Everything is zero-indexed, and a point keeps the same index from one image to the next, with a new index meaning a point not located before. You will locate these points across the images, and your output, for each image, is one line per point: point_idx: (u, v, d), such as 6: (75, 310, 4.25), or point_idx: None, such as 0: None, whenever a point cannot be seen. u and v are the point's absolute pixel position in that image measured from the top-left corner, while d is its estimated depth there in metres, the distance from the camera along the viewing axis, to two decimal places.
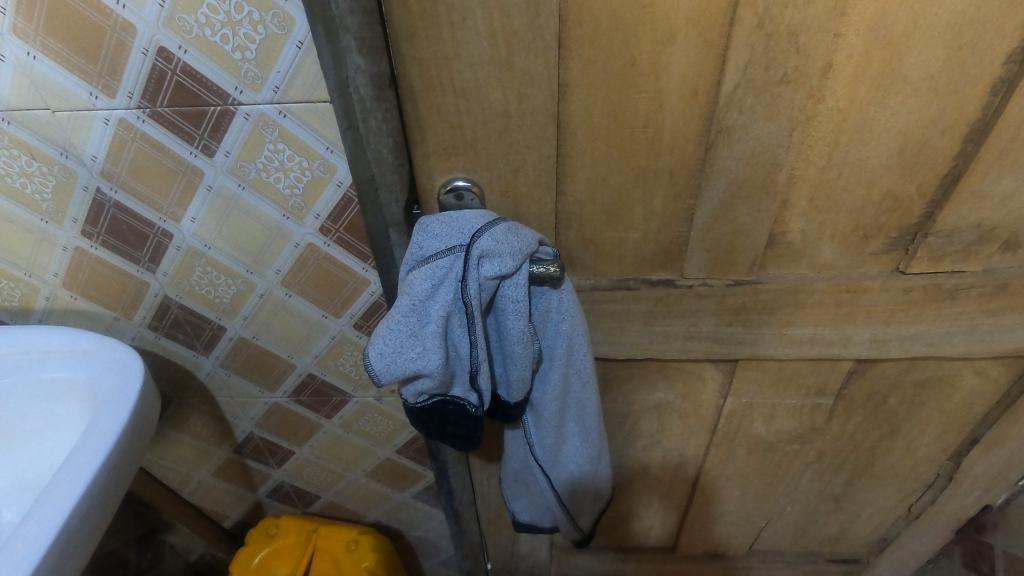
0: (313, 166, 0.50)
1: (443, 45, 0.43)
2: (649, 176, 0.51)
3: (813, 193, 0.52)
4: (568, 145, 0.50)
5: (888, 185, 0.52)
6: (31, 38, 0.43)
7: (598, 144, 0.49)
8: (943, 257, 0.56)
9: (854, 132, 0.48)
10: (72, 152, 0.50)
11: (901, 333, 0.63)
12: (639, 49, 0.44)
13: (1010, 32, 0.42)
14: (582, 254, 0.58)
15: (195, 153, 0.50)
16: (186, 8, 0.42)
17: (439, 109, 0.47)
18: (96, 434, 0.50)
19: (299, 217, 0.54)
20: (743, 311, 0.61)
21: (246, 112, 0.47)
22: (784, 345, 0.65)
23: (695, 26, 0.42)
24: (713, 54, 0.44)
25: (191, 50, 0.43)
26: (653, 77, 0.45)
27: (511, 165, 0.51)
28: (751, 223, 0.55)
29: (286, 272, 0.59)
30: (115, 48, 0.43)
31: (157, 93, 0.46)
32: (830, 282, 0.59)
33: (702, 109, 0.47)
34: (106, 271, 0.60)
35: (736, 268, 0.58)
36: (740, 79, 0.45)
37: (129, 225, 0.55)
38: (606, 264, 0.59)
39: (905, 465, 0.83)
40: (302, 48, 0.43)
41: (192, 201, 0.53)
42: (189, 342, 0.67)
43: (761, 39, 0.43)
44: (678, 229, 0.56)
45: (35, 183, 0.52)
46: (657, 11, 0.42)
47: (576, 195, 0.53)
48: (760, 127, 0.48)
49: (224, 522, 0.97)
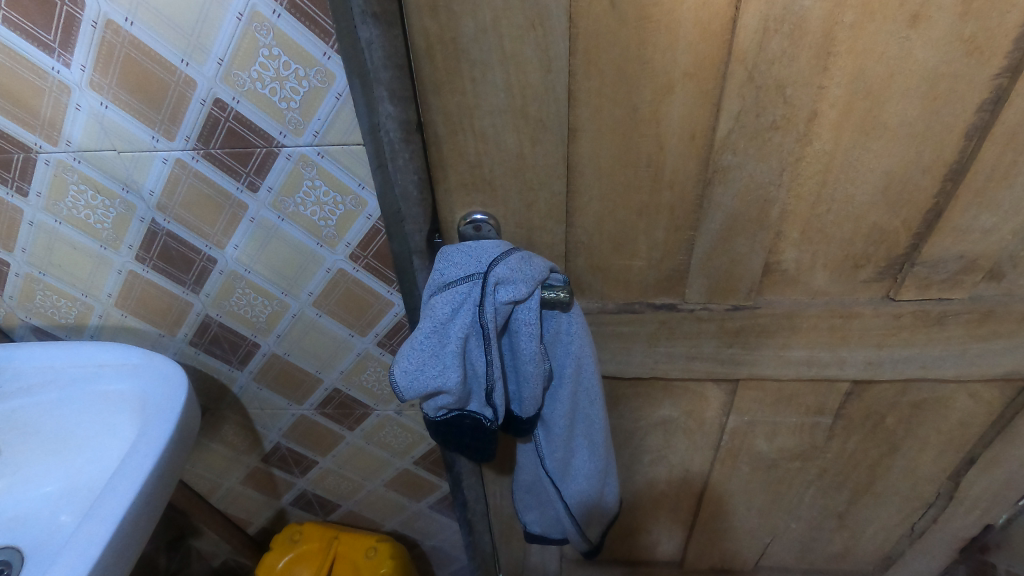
0: (346, 201, 0.56)
1: (464, 96, 0.49)
2: (651, 210, 0.56)
3: (805, 226, 0.57)
4: (578, 182, 0.54)
5: (875, 221, 0.56)
6: (104, 91, 0.49)
7: (605, 181, 0.54)
8: (930, 285, 0.60)
9: (840, 172, 0.52)
10: (133, 187, 0.56)
11: (894, 356, 0.66)
12: (641, 99, 0.48)
13: (979, 85, 0.46)
14: (590, 279, 0.63)
15: (241, 188, 0.55)
16: (241, 65, 0.47)
17: (460, 151, 0.52)
18: (148, 440, 0.55)
19: (332, 244, 0.60)
20: (741, 333, 0.65)
21: (288, 153, 0.52)
22: (781, 366, 0.68)
23: (690, 78, 0.47)
24: (708, 102, 0.48)
25: (243, 100, 0.49)
26: (654, 123, 0.50)
27: (524, 201, 0.56)
28: (748, 253, 0.59)
29: (317, 294, 0.64)
30: (177, 99, 0.49)
31: (211, 136, 0.51)
32: (824, 308, 0.63)
33: (699, 151, 0.51)
34: (155, 292, 0.66)
35: (734, 294, 0.62)
36: (733, 125, 0.49)
37: (178, 251, 0.61)
38: (613, 289, 0.63)
39: (905, 484, 0.85)
40: (340, 98, 0.49)
41: (236, 230, 0.59)
42: (225, 357, 0.73)
43: (751, 90, 0.47)
44: (679, 258, 0.60)
45: (98, 214, 0.59)
46: (656, 66, 0.46)
47: (585, 227, 0.58)
48: (753, 167, 0.52)
49: (249, 529, 1.02)
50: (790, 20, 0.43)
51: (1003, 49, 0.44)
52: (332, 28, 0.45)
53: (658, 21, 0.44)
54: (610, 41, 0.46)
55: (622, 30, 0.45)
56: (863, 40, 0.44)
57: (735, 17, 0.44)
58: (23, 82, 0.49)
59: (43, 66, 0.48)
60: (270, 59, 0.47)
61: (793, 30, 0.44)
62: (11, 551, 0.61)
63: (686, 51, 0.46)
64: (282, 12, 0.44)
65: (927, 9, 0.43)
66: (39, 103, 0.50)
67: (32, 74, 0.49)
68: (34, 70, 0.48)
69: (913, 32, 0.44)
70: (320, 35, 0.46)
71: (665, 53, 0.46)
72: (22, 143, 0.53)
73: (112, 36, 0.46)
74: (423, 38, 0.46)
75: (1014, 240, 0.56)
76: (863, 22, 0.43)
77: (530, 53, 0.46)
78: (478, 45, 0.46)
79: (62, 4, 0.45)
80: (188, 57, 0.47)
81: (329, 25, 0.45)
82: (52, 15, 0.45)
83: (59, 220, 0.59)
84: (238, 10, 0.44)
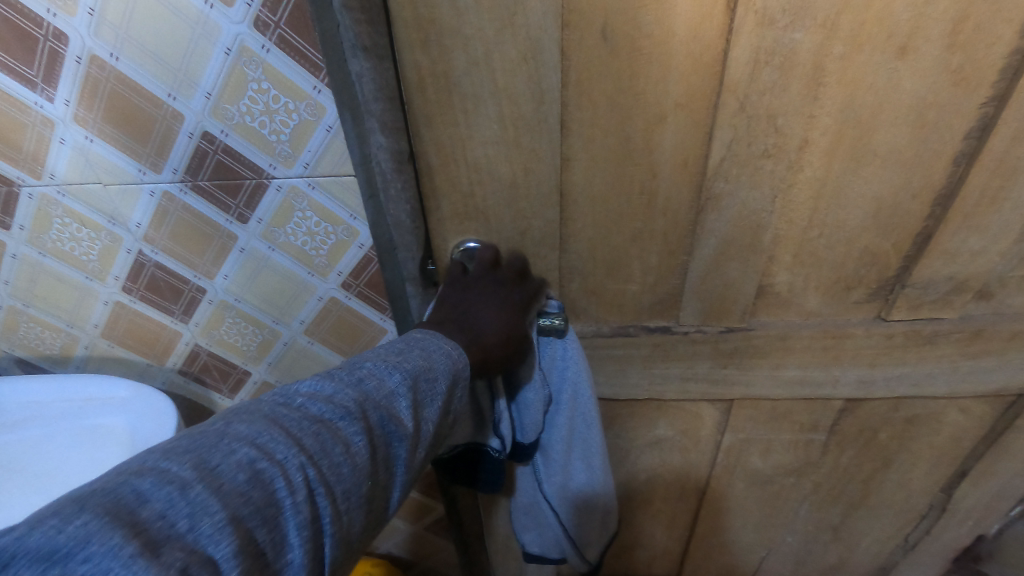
0: (338, 230, 0.56)
1: (457, 126, 0.48)
2: (645, 236, 0.56)
3: (797, 249, 0.57)
4: (571, 210, 0.54)
5: (866, 243, 0.56)
6: (89, 125, 0.49)
7: (598, 208, 0.54)
8: (921, 305, 0.60)
9: (831, 197, 0.52)
10: (119, 219, 0.56)
11: (886, 374, 0.67)
12: (634, 128, 0.48)
13: (967, 113, 0.47)
14: (585, 303, 0.62)
15: (230, 220, 0.55)
16: (230, 99, 0.47)
17: (453, 180, 0.52)
18: None
19: (323, 274, 0.60)
20: (735, 355, 0.65)
21: (278, 184, 0.52)
22: (775, 385, 0.68)
23: (683, 109, 0.47)
24: (701, 131, 0.48)
25: (232, 133, 0.49)
26: (647, 151, 0.50)
27: (518, 229, 0.56)
28: (741, 276, 0.59)
29: (309, 321, 0.65)
30: (164, 132, 0.49)
31: (199, 168, 0.51)
32: (816, 328, 0.63)
33: (692, 178, 0.51)
34: (143, 322, 0.65)
35: (728, 316, 0.62)
36: (725, 153, 0.50)
37: (166, 281, 0.61)
38: (607, 313, 0.63)
39: (899, 498, 0.85)
40: (331, 131, 0.49)
41: (225, 261, 0.59)
42: (215, 385, 0.72)
43: (743, 120, 0.47)
44: (673, 281, 0.60)
45: (83, 247, 0.58)
46: (649, 97, 0.46)
47: (579, 253, 0.58)
48: (745, 194, 0.52)
49: None
50: (780, 52, 0.44)
51: (989, 79, 0.45)
52: (322, 63, 0.45)
53: (649, 54, 0.44)
54: (602, 73, 0.45)
55: (613, 62, 0.45)
56: (853, 70, 0.44)
57: (726, 49, 0.44)
58: (4, 117, 0.48)
59: (25, 101, 0.47)
60: (259, 93, 0.47)
61: (784, 62, 0.44)
62: None
63: (678, 82, 0.46)
64: (271, 46, 0.44)
65: (915, 40, 0.43)
66: (21, 137, 0.49)
67: (13, 109, 0.48)
68: (16, 105, 0.47)
69: (902, 63, 0.44)
70: (309, 70, 0.46)
71: (657, 84, 0.46)
72: (4, 177, 0.52)
73: (96, 72, 0.45)
74: (415, 72, 0.45)
75: (1002, 262, 0.57)
76: (853, 53, 0.44)
77: (522, 85, 0.46)
78: (470, 78, 0.46)
79: (45, 39, 0.44)
80: (175, 91, 0.46)
81: (320, 59, 0.45)
82: (34, 52, 0.44)
83: (43, 253, 0.58)
84: (226, 45, 0.44)
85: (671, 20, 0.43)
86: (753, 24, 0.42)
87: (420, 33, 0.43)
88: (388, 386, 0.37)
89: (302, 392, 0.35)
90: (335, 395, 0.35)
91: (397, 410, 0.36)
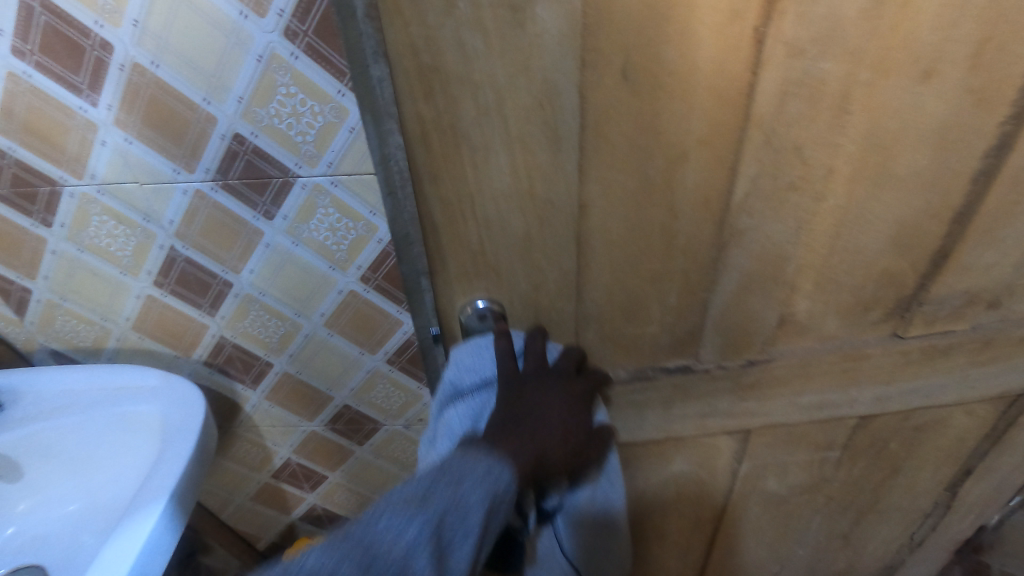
0: (358, 226, 0.57)
1: (468, 178, 0.49)
2: (664, 275, 0.57)
3: (817, 277, 0.58)
4: (588, 258, 0.55)
5: (885, 266, 0.57)
6: (129, 127, 0.51)
7: (615, 251, 0.54)
8: (936, 321, 0.61)
9: (853, 222, 0.53)
10: (153, 217, 0.58)
11: (901, 390, 0.68)
12: (653, 167, 0.49)
13: (987, 132, 0.47)
14: (602, 350, 0.63)
15: (257, 216, 0.57)
16: (260, 102, 0.48)
17: (461, 238, 0.53)
18: (166, 464, 0.59)
19: (343, 268, 0.61)
20: (755, 387, 0.67)
21: (303, 182, 0.54)
22: (792, 413, 0.70)
23: (704, 145, 0.48)
24: (724, 165, 0.49)
25: (261, 135, 0.51)
26: (669, 189, 0.50)
27: (531, 283, 0.57)
28: (762, 308, 0.60)
29: (329, 314, 0.66)
30: (198, 134, 0.51)
31: (230, 168, 0.53)
32: (835, 353, 0.64)
33: (713, 214, 0.52)
34: (172, 315, 0.68)
35: (748, 348, 0.64)
36: (750, 189, 0.51)
37: (196, 276, 0.63)
38: (623, 357, 0.64)
39: (906, 501, 0.86)
40: (353, 132, 0.50)
41: (252, 256, 0.61)
42: (238, 376, 0.75)
43: (768, 152, 0.48)
44: (692, 318, 0.61)
45: (119, 243, 0.60)
46: (669, 134, 0.47)
47: (595, 299, 0.59)
48: (768, 228, 0.53)
49: (257, 543, 1.03)
50: (808, 82, 0.44)
51: (1009, 98, 0.45)
52: (345, 68, 0.46)
53: (673, 95, 0.44)
54: (620, 112, 0.45)
55: (634, 101, 0.45)
56: (877, 96, 0.45)
57: (753, 83, 0.44)
58: (53, 121, 0.51)
59: (70, 105, 0.50)
60: (288, 97, 0.48)
61: (812, 92, 0.45)
62: (36, 570, 0.65)
63: (701, 117, 0.46)
64: (299, 54, 0.46)
65: (939, 64, 0.43)
66: (66, 139, 0.52)
67: (60, 113, 0.50)
68: (62, 109, 0.50)
69: (925, 87, 0.45)
70: (334, 75, 0.47)
71: (681, 121, 0.46)
72: (48, 175, 0.55)
73: (137, 78, 0.47)
74: (417, 124, 0.45)
75: (1014, 272, 0.58)
76: (878, 80, 0.44)
77: (536, 130, 0.46)
78: (479, 128, 0.46)
79: (92, 49, 0.46)
80: (210, 96, 0.48)
81: (344, 65, 0.46)
82: (81, 59, 0.47)
83: (82, 249, 0.61)
84: (257, 53, 0.46)
85: (694, 55, 0.42)
86: (780, 55, 0.43)
87: (425, 85, 0.43)
88: (403, 545, 0.37)
89: (310, 566, 0.35)
90: (341, 566, 0.35)
91: (412, 569, 0.36)
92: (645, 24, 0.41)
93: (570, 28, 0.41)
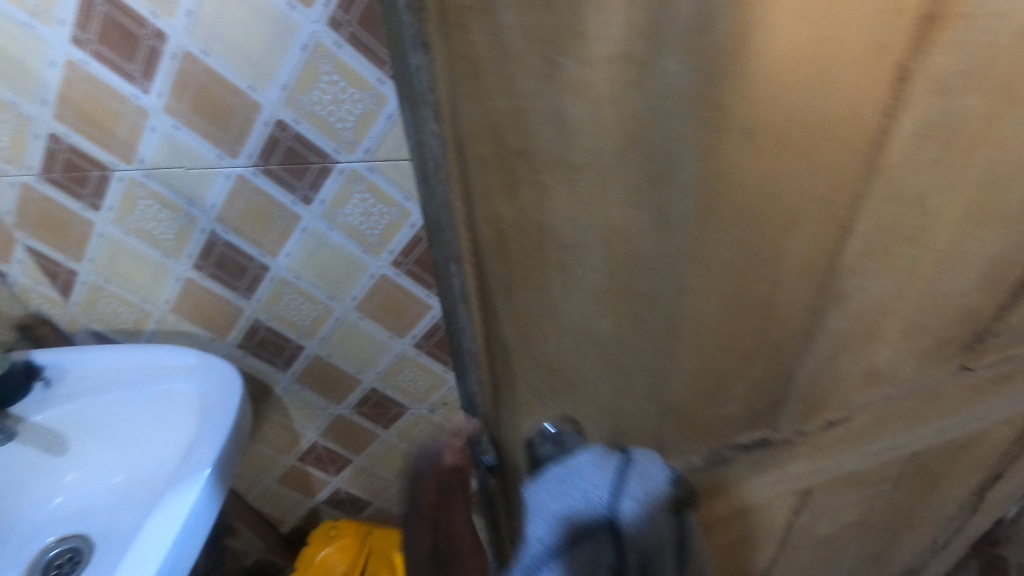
0: (392, 211, 0.55)
1: (546, 277, 0.46)
2: (760, 350, 0.48)
3: (905, 326, 0.48)
4: (681, 347, 0.47)
5: (986, 315, 0.48)
6: (178, 114, 0.49)
7: (708, 336, 0.46)
8: (1010, 343, 0.52)
9: (969, 263, 0.42)
10: (196, 201, 0.56)
11: (960, 423, 0.60)
12: (764, 238, 0.39)
13: None
14: (675, 436, 0.55)
15: (295, 201, 0.55)
16: (303, 89, 0.47)
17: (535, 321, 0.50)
18: (203, 445, 0.58)
19: (376, 252, 0.59)
20: (831, 449, 0.58)
21: (341, 167, 0.52)
22: (857, 461, 0.61)
23: (824, 205, 0.37)
24: (837, 225, 0.39)
25: (303, 121, 0.49)
26: (776, 248, 0.40)
27: (609, 357, 0.51)
28: (846, 364, 0.51)
29: (361, 298, 0.65)
30: (243, 121, 0.49)
31: (271, 153, 0.51)
32: (908, 396, 0.54)
33: (817, 278, 0.43)
34: (209, 298, 0.66)
35: (826, 411, 0.55)
36: (864, 246, 0.41)
37: (234, 259, 0.61)
38: (699, 443, 0.56)
39: (933, 509, 0.84)
40: (391, 119, 0.48)
41: (289, 239, 0.59)
42: (270, 359, 0.74)
43: (891, 210, 0.38)
44: (775, 391, 0.53)
45: (162, 226, 0.59)
46: (786, 198, 0.37)
47: (678, 386, 0.50)
48: (874, 287, 0.43)
49: (282, 527, 1.02)
50: (952, 126, 0.34)
51: None
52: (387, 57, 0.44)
53: (791, 145, 0.34)
54: (738, 181, 0.36)
55: (753, 165, 0.35)
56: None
57: (889, 128, 0.34)
58: (103, 108, 0.49)
59: (123, 93, 0.48)
60: (330, 85, 0.46)
61: (951, 135, 0.34)
62: (82, 538, 0.67)
63: (823, 173, 0.36)
64: (342, 43, 0.44)
65: None
66: (117, 126, 0.51)
67: (113, 100, 0.49)
68: (115, 96, 0.48)
69: None
70: (375, 62, 0.45)
71: (801, 180, 0.36)
72: (96, 160, 0.54)
73: (188, 67, 0.46)
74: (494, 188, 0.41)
75: None
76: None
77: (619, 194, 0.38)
78: (568, 197, 0.40)
79: (146, 39, 0.45)
80: (254, 83, 0.46)
81: (385, 54, 0.44)
82: (136, 47, 0.45)
83: (127, 232, 0.60)
84: (302, 42, 0.44)
85: (829, 100, 0.32)
86: (925, 97, 0.32)
87: (501, 156, 0.39)
88: None
89: None
90: None
91: None
92: (732, 62, 0.31)
93: (617, 67, 0.33)
